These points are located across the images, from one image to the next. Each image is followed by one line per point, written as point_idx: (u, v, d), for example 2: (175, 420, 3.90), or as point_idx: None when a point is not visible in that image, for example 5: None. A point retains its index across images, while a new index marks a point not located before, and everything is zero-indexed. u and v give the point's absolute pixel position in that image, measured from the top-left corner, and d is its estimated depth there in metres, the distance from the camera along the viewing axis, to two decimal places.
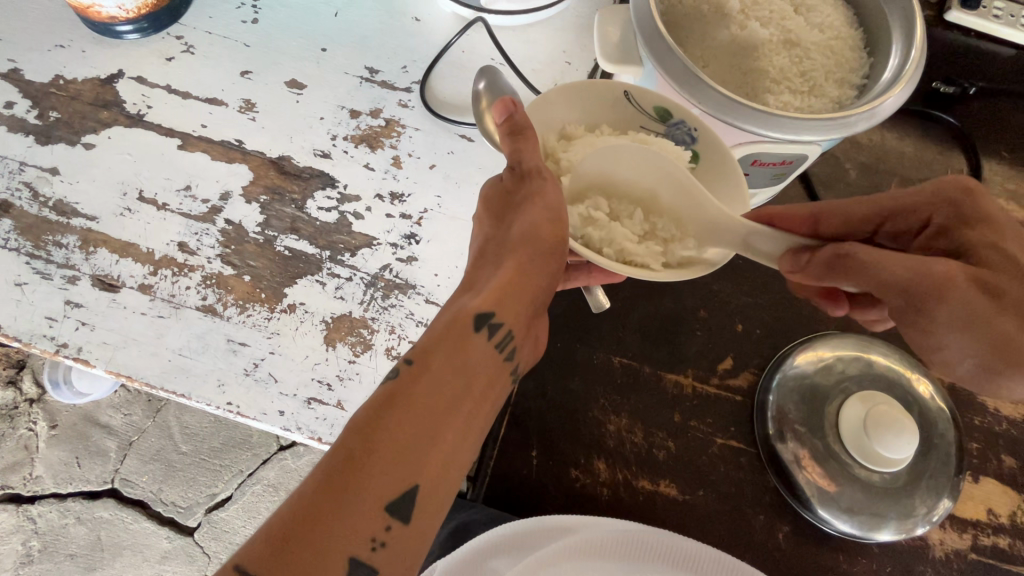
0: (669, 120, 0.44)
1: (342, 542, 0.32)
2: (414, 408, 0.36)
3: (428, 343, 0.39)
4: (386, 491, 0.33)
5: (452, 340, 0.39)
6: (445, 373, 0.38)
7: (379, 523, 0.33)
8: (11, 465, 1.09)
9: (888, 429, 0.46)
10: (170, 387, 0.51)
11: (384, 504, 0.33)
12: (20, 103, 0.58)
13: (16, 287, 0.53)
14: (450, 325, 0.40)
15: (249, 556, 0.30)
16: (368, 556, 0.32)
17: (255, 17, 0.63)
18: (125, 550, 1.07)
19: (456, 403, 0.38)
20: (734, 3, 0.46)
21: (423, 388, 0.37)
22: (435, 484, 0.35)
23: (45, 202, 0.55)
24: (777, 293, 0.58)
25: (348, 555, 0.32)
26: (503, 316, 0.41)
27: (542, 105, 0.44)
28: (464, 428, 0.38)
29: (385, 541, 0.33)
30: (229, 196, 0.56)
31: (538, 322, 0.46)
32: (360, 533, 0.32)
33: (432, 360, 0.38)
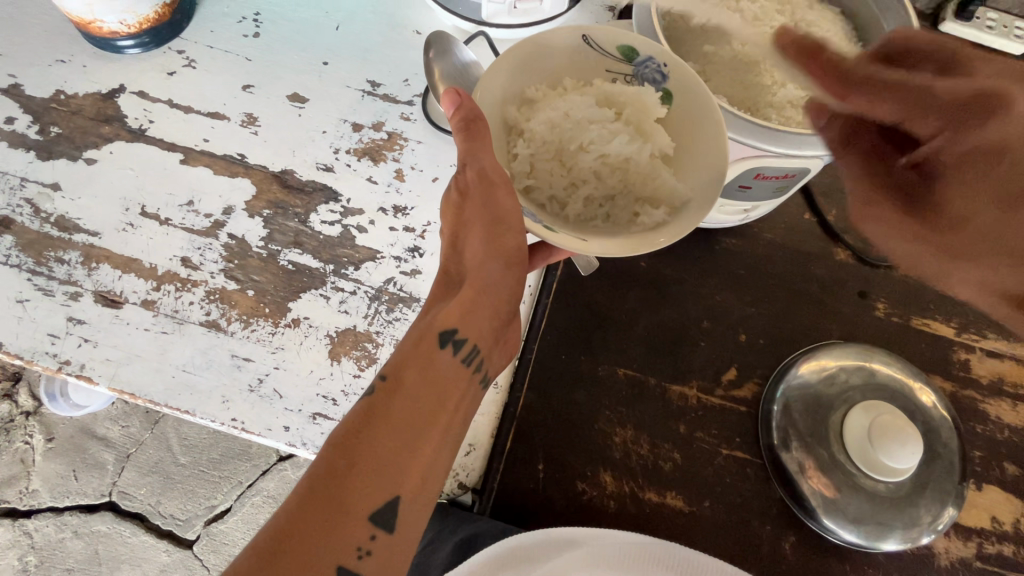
0: (637, 59, 0.44)
1: (327, 554, 0.32)
2: (390, 422, 0.37)
3: (401, 358, 0.40)
4: (367, 504, 0.34)
5: (420, 355, 0.40)
6: (419, 383, 0.39)
7: (364, 533, 0.34)
8: (8, 478, 1.08)
9: (893, 440, 0.46)
10: (174, 404, 0.50)
11: (368, 515, 0.34)
12: (21, 118, 0.58)
13: (18, 305, 0.52)
14: (420, 339, 0.41)
15: None
16: (356, 565, 0.33)
17: (256, 30, 0.63)
18: (123, 564, 1.07)
19: (432, 414, 0.39)
20: (735, 19, 0.46)
21: (398, 400, 0.38)
22: (416, 491, 0.37)
23: (47, 218, 0.55)
24: (779, 302, 0.58)
25: (335, 564, 0.32)
26: (471, 327, 0.43)
27: (503, 65, 0.42)
28: (441, 436, 0.39)
29: (371, 549, 0.34)
30: (231, 211, 0.56)
31: (509, 330, 0.48)
32: (345, 543, 0.33)
33: (405, 371, 0.40)
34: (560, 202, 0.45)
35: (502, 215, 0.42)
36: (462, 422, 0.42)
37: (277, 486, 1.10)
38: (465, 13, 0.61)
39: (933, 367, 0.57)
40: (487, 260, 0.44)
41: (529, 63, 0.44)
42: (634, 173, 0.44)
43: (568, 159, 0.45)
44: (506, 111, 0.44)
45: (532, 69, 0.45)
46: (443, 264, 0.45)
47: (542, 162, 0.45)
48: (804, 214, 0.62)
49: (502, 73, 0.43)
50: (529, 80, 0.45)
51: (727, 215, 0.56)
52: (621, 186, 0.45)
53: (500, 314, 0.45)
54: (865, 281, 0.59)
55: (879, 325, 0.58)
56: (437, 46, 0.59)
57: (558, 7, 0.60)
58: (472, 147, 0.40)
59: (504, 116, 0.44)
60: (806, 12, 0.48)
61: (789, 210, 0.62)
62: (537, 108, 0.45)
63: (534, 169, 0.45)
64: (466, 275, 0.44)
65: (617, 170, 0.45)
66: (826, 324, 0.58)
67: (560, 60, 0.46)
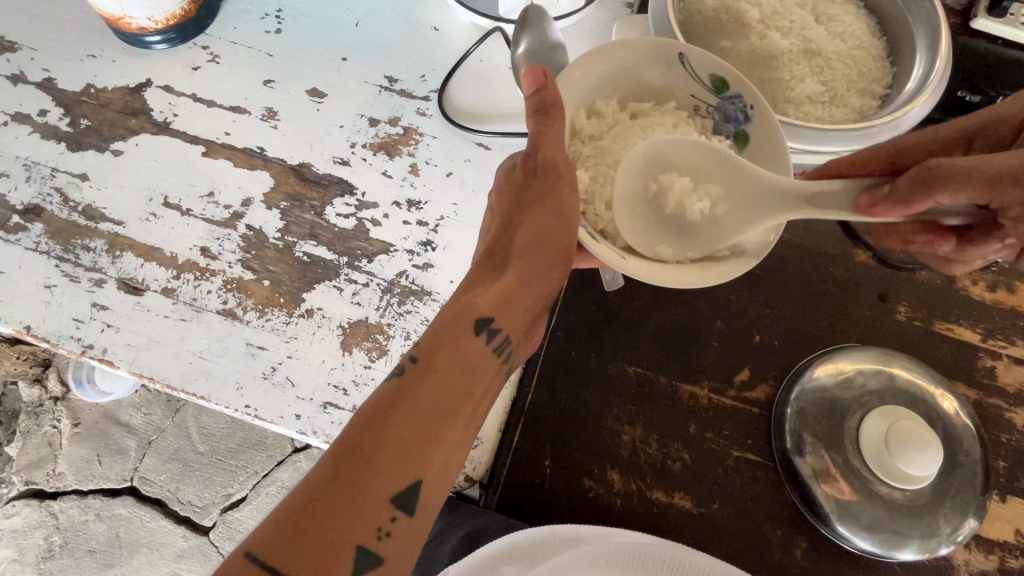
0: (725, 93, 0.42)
1: (350, 528, 0.33)
2: (420, 408, 0.38)
3: (432, 344, 0.41)
4: (392, 485, 0.35)
5: (454, 339, 0.42)
6: (448, 371, 0.40)
7: (385, 513, 0.34)
8: (35, 461, 1.12)
9: (911, 446, 0.45)
10: (191, 389, 0.52)
11: (391, 496, 0.34)
12: (53, 111, 0.61)
13: (46, 290, 0.54)
14: (456, 321, 0.42)
15: (259, 543, 0.31)
16: (375, 545, 0.33)
17: (278, 27, 0.64)
18: (143, 547, 1.10)
19: (459, 402, 0.40)
20: (753, 13, 0.45)
21: (427, 383, 0.39)
22: (437, 477, 0.37)
23: (75, 207, 0.57)
24: (797, 304, 0.57)
25: (355, 543, 0.33)
26: (505, 317, 0.44)
27: (586, 62, 0.41)
28: (464, 425, 0.40)
29: (390, 531, 0.34)
30: (250, 203, 0.57)
31: (534, 328, 0.49)
32: (366, 523, 0.33)
33: (436, 358, 0.40)
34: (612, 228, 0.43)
35: (558, 207, 0.42)
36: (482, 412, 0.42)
37: (291, 476, 1.12)
38: (483, 10, 0.62)
39: (956, 374, 0.55)
40: (531, 252, 0.45)
41: (618, 61, 0.43)
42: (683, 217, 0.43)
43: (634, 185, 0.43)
44: (576, 117, 0.43)
45: (618, 71, 0.43)
46: (486, 248, 0.47)
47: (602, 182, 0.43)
48: None
49: (582, 79, 0.42)
50: (604, 86, 0.44)
51: None
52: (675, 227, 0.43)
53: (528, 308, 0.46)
54: (887, 284, 0.57)
55: (901, 329, 0.56)
56: (533, 30, 0.58)
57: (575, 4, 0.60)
58: (544, 132, 0.41)
59: (573, 121, 0.43)
60: (827, 6, 0.47)
61: None
62: (608, 122, 0.44)
63: (594, 187, 0.43)
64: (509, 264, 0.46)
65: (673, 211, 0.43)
66: (844, 327, 0.56)
67: (646, 70, 0.44)
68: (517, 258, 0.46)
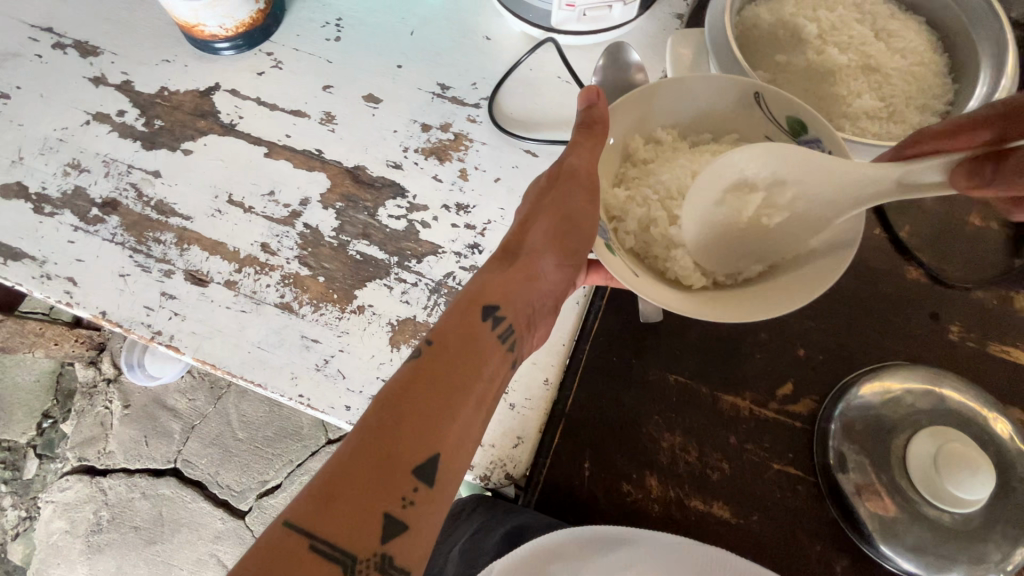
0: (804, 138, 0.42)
1: (376, 497, 0.33)
2: (438, 382, 0.38)
3: (448, 326, 0.41)
4: (414, 456, 0.34)
5: (468, 324, 0.42)
6: (464, 350, 0.40)
7: (409, 484, 0.34)
8: (88, 439, 1.19)
9: (962, 468, 0.44)
10: (249, 377, 0.54)
11: (412, 467, 0.34)
12: (130, 112, 0.65)
13: (120, 278, 0.58)
14: (469, 308, 0.42)
15: (291, 514, 0.31)
16: (401, 514, 0.33)
17: (337, 35, 0.67)
18: (183, 527, 1.14)
19: (475, 381, 0.39)
20: (811, 27, 0.45)
21: (444, 363, 0.39)
22: (456, 449, 0.36)
23: (148, 201, 0.61)
24: (843, 318, 0.56)
25: (381, 514, 0.32)
26: (520, 305, 0.44)
27: (647, 96, 0.45)
28: (480, 402, 0.39)
29: (415, 500, 0.34)
30: (308, 202, 0.60)
31: (543, 322, 0.48)
32: (392, 490, 0.33)
33: (452, 337, 0.41)
34: (640, 248, 0.47)
35: (578, 207, 0.44)
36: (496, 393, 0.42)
37: None
38: (535, 20, 0.63)
39: (1011, 398, 0.53)
40: (548, 250, 0.45)
41: (686, 98, 0.46)
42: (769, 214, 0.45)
43: (669, 208, 0.47)
44: (628, 143, 0.48)
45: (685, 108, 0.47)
46: (504, 243, 0.47)
47: (637, 203, 0.47)
48: (875, 229, 0.59)
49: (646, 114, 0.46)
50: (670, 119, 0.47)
51: None
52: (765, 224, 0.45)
53: (540, 299, 0.46)
54: (938, 302, 0.56)
55: (952, 349, 0.55)
56: (612, 56, 0.60)
57: (627, 15, 0.61)
58: (577, 141, 0.45)
59: (625, 146, 0.48)
60: (888, 21, 0.46)
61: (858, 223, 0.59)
62: (664, 147, 0.48)
63: (628, 204, 0.47)
64: (525, 255, 0.46)
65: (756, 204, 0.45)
66: (893, 344, 0.55)
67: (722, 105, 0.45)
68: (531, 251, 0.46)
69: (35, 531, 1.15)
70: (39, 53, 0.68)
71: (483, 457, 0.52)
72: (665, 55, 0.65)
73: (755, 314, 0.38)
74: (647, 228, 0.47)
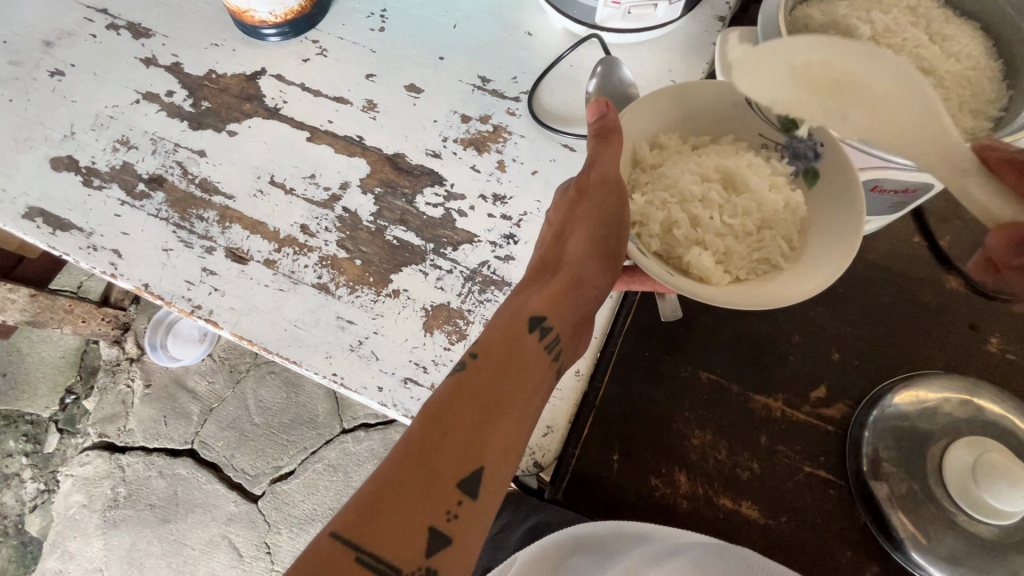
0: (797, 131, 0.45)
1: (422, 510, 0.33)
2: (480, 395, 0.38)
3: (491, 338, 0.42)
4: (456, 469, 0.35)
5: (510, 335, 0.42)
6: (508, 363, 0.40)
7: (452, 496, 0.34)
8: (110, 416, 1.21)
9: (999, 477, 0.43)
10: (284, 354, 0.55)
11: (455, 480, 0.35)
12: (179, 93, 0.67)
13: (164, 252, 0.60)
14: (511, 321, 0.43)
15: (341, 524, 0.32)
16: (444, 526, 0.33)
17: (382, 25, 0.69)
18: (197, 507, 1.16)
19: (516, 392, 0.40)
20: (864, 29, 0.45)
21: (486, 375, 0.39)
22: (498, 463, 0.36)
23: (192, 179, 0.62)
24: (879, 325, 0.56)
25: (426, 525, 0.33)
26: (560, 316, 0.44)
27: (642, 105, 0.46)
28: (521, 416, 0.39)
29: (459, 513, 0.34)
30: (347, 186, 0.61)
31: (584, 328, 0.48)
32: (434, 504, 0.33)
33: (496, 348, 0.41)
34: (663, 250, 0.46)
35: (610, 218, 0.44)
36: (539, 403, 0.42)
37: (338, 456, 1.17)
38: (579, 17, 0.63)
39: None
40: (583, 260, 0.46)
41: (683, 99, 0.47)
42: (770, 203, 0.46)
43: (689, 211, 0.47)
44: (637, 148, 0.48)
45: (704, 112, 0.49)
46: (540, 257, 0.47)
47: (656, 207, 0.47)
48: (914, 237, 0.58)
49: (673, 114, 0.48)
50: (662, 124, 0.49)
51: None
52: (767, 218, 0.46)
53: (582, 309, 0.46)
54: (976, 313, 0.55)
55: (990, 361, 0.54)
56: (605, 70, 0.62)
57: (671, 14, 0.62)
58: (601, 151, 0.44)
59: (635, 151, 0.48)
60: (942, 25, 0.46)
61: (897, 231, 0.59)
62: (668, 152, 0.48)
63: (649, 209, 0.46)
64: (562, 268, 0.46)
65: (755, 193, 0.47)
66: (929, 353, 0.55)
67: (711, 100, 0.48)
68: (570, 263, 0.46)
69: (53, 504, 1.17)
70: (93, 33, 0.70)
71: None
72: (705, 57, 0.65)
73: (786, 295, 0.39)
74: (669, 230, 0.46)
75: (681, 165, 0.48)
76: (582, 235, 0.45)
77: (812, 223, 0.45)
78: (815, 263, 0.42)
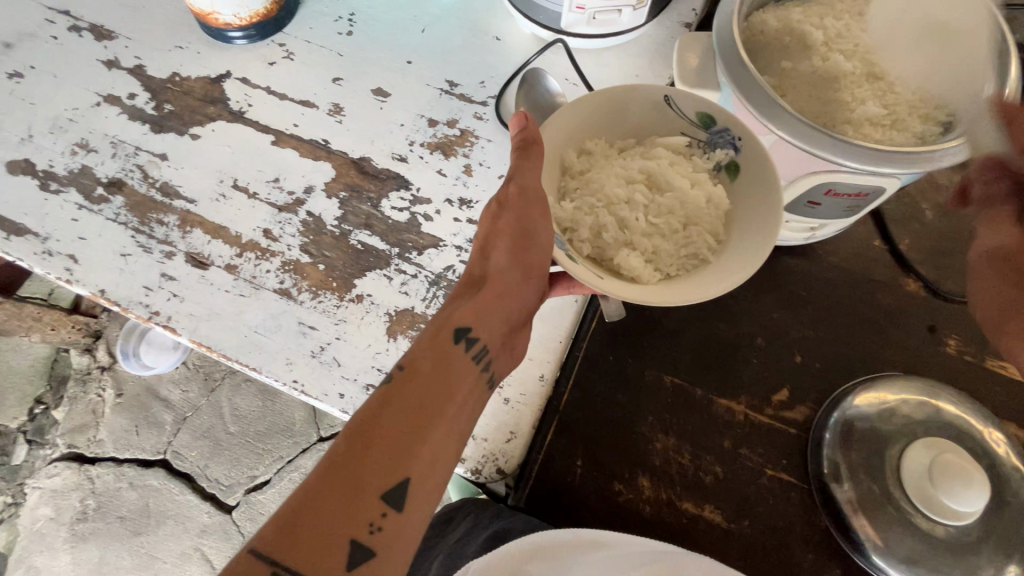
0: (713, 127, 0.46)
1: (344, 522, 0.33)
2: (405, 410, 0.38)
3: (417, 350, 0.42)
4: (379, 483, 0.35)
5: (436, 348, 0.42)
6: (434, 376, 0.40)
7: (376, 508, 0.34)
8: (79, 426, 1.18)
9: (956, 480, 0.44)
10: (244, 360, 0.54)
11: (381, 493, 0.35)
12: (141, 95, 0.66)
13: (122, 258, 0.58)
14: (437, 332, 0.42)
15: (259, 541, 0.31)
16: (367, 539, 0.33)
17: (350, 29, 0.68)
18: (169, 519, 1.13)
19: (444, 403, 0.40)
20: (817, 35, 0.46)
21: (412, 388, 0.39)
22: (425, 476, 0.37)
23: (153, 183, 0.61)
24: (840, 328, 0.56)
25: (348, 538, 0.33)
26: (487, 327, 0.44)
27: (563, 115, 0.46)
28: (449, 427, 0.39)
29: (383, 526, 0.34)
30: (312, 190, 0.61)
31: (519, 337, 0.48)
32: (357, 518, 0.33)
33: (422, 361, 0.41)
34: (594, 254, 0.46)
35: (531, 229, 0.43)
36: (470, 414, 0.42)
37: (315, 464, 1.15)
38: (546, 22, 0.64)
39: (1007, 414, 0.53)
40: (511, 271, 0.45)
41: (603, 106, 0.47)
42: (692, 199, 0.46)
43: (615, 213, 0.46)
44: (564, 156, 0.47)
45: (621, 119, 0.49)
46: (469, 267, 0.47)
47: (584, 213, 0.46)
48: (875, 240, 0.60)
49: (605, 117, 0.48)
50: (585, 130, 0.48)
51: (792, 232, 0.54)
52: (691, 214, 0.47)
53: (513, 320, 0.46)
54: (936, 315, 0.56)
55: (949, 362, 0.55)
56: (530, 81, 0.63)
57: (636, 20, 0.62)
58: (522, 164, 0.43)
59: (562, 159, 0.47)
60: None
61: (858, 235, 0.60)
62: (595, 157, 0.48)
63: (575, 215, 0.46)
64: (489, 278, 0.45)
65: (678, 191, 0.47)
66: (890, 355, 0.55)
67: (630, 107, 0.48)
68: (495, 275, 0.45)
69: (19, 517, 1.14)
70: (54, 35, 0.69)
71: (474, 450, 0.50)
72: (671, 62, 0.66)
73: (708, 290, 0.40)
74: (599, 235, 0.46)
75: (608, 170, 0.47)
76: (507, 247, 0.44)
77: (734, 216, 0.46)
78: (738, 253, 0.43)
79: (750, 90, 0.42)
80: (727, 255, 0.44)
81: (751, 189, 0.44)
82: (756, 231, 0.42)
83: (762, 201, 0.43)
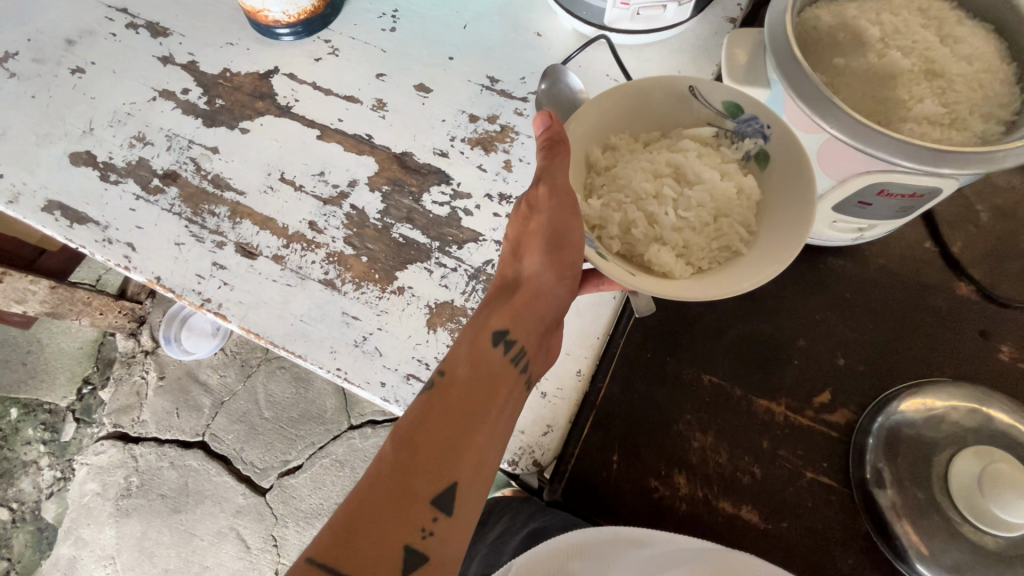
0: (741, 116, 0.46)
1: (397, 529, 0.35)
2: (445, 415, 0.39)
3: (454, 357, 0.43)
4: (427, 489, 0.36)
5: (472, 353, 0.43)
6: (472, 380, 0.42)
7: (427, 514, 0.36)
8: (124, 406, 1.23)
9: (1008, 489, 0.43)
10: (290, 347, 0.56)
11: (428, 498, 0.36)
12: (194, 90, 0.68)
13: (176, 246, 0.61)
14: (473, 339, 0.44)
15: (317, 550, 0.33)
16: (420, 544, 0.35)
17: (393, 25, 0.69)
18: (206, 498, 1.17)
19: (484, 406, 0.41)
20: (873, 30, 0.45)
21: (452, 393, 0.41)
22: (471, 479, 0.38)
23: (205, 175, 0.64)
24: (886, 331, 0.55)
25: (403, 544, 0.35)
26: (522, 329, 0.45)
27: (588, 109, 0.45)
28: (490, 430, 0.40)
29: (434, 530, 0.35)
30: (355, 184, 0.62)
31: (554, 337, 0.49)
32: (408, 524, 0.35)
33: (459, 367, 0.42)
34: (625, 250, 0.46)
35: (564, 232, 0.43)
36: (510, 416, 0.43)
37: (345, 452, 1.19)
38: (588, 18, 0.63)
39: None
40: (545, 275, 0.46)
41: (628, 99, 0.47)
42: (722, 191, 0.46)
43: (644, 208, 0.46)
44: (590, 152, 0.47)
45: (644, 111, 0.49)
46: (502, 273, 0.48)
47: (612, 209, 0.46)
48: (925, 242, 0.58)
49: (629, 111, 0.48)
50: (610, 125, 0.48)
51: (838, 232, 0.53)
52: (721, 206, 0.46)
53: (548, 322, 0.47)
54: (987, 320, 0.55)
55: (1001, 370, 0.53)
56: (551, 79, 0.63)
57: (680, 16, 0.62)
58: (549, 165, 0.43)
59: (587, 154, 0.47)
60: (955, 27, 0.46)
61: (906, 237, 0.58)
62: (621, 153, 0.48)
63: (605, 212, 0.46)
64: (523, 283, 0.46)
65: (707, 183, 0.46)
66: (937, 361, 0.54)
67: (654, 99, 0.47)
68: (529, 279, 0.46)
69: (68, 491, 1.20)
70: (113, 32, 0.72)
71: (512, 442, 0.51)
72: (713, 59, 0.65)
73: (741, 283, 0.39)
74: (628, 231, 0.46)
75: (634, 164, 0.47)
76: (540, 252, 0.45)
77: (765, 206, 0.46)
78: (772, 246, 0.42)
79: (802, 89, 0.41)
80: (756, 249, 0.43)
81: (783, 181, 0.44)
82: (787, 225, 0.42)
83: (796, 196, 0.42)
